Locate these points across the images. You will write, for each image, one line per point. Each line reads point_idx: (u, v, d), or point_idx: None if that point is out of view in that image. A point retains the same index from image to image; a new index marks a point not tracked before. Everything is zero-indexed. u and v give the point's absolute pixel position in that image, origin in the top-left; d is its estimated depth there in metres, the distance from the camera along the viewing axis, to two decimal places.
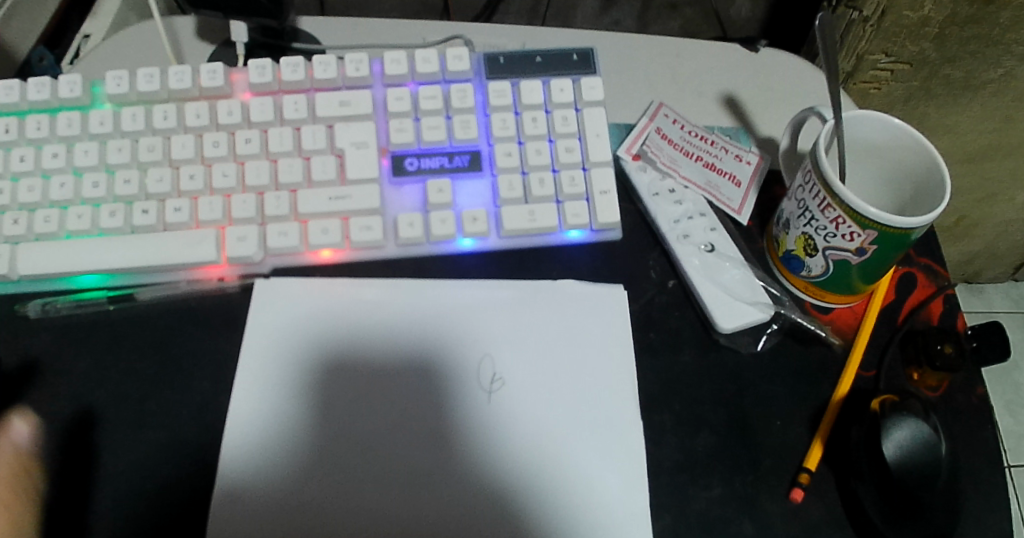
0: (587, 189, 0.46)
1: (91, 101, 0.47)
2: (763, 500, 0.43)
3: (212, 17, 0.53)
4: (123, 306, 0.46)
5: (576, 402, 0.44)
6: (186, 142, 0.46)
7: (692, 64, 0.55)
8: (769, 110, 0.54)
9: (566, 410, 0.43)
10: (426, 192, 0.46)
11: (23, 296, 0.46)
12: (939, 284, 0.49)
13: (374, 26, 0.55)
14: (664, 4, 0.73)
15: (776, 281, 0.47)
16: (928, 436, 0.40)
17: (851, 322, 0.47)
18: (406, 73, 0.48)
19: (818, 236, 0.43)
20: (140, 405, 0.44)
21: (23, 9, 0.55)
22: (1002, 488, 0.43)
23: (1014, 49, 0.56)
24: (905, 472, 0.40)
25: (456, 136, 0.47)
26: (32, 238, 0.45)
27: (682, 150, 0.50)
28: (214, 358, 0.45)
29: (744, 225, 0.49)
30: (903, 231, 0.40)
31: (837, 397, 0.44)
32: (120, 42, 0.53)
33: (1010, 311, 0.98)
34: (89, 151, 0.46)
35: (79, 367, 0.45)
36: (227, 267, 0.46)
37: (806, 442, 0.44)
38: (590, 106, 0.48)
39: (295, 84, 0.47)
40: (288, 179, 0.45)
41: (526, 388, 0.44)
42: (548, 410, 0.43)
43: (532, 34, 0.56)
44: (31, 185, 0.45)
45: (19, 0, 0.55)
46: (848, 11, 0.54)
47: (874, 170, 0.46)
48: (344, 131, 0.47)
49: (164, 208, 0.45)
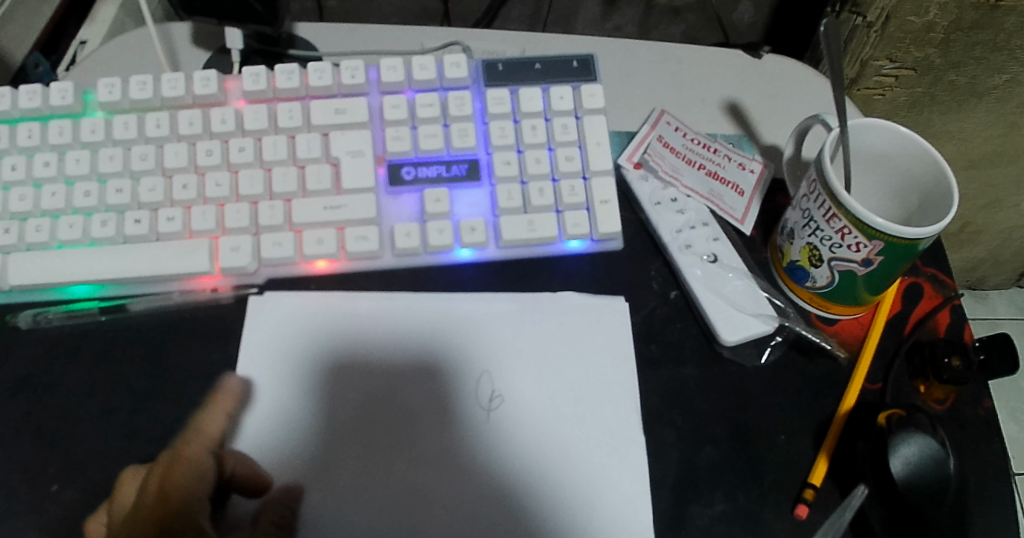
0: (588, 198, 0.46)
1: (83, 109, 0.47)
2: (767, 517, 0.42)
3: (207, 24, 0.52)
4: (115, 317, 0.45)
5: (582, 417, 0.43)
6: (179, 150, 0.45)
7: (694, 71, 0.54)
8: (772, 117, 0.53)
9: (568, 428, 0.43)
10: (423, 201, 0.45)
11: (14, 306, 0.45)
12: (946, 294, 0.48)
13: (371, 33, 0.55)
14: (666, 11, 0.72)
15: (780, 292, 0.46)
16: (936, 452, 0.39)
17: (857, 333, 0.46)
18: (403, 81, 0.47)
19: (823, 247, 0.42)
20: (131, 418, 0.43)
21: (19, 15, 0.55)
22: (1012, 504, 0.42)
23: (1019, 56, 0.55)
24: (911, 489, 0.39)
25: (454, 144, 0.46)
26: (23, 248, 0.44)
27: (684, 158, 0.49)
28: (207, 370, 0.44)
29: (747, 234, 0.48)
30: (911, 242, 0.39)
31: (842, 411, 0.43)
32: (115, 49, 0.53)
33: (1015, 318, 0.97)
34: (80, 159, 0.45)
35: (70, 379, 0.44)
36: (221, 278, 0.45)
37: (811, 457, 0.43)
38: (590, 114, 0.47)
39: (290, 92, 0.46)
40: (283, 188, 0.45)
41: (528, 401, 0.43)
42: (551, 422, 0.43)
43: (531, 41, 0.55)
44: (22, 194, 0.44)
45: (16, 6, 0.54)
46: (852, 17, 0.53)
47: (880, 179, 0.46)
48: (340, 139, 0.46)
49: (157, 217, 0.45)
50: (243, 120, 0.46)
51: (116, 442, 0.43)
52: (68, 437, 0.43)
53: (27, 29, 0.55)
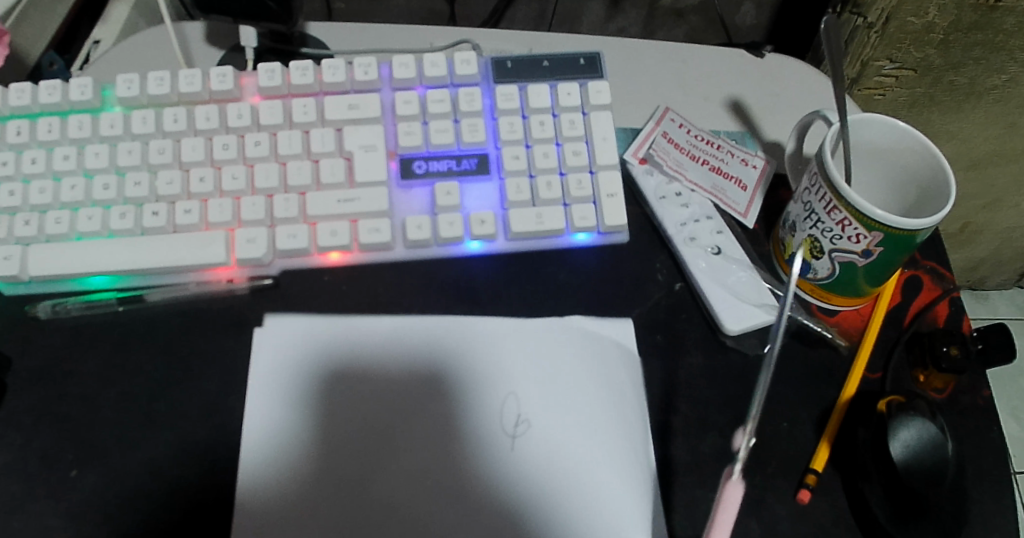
0: (595, 192, 0.47)
1: (102, 104, 0.48)
2: (770, 501, 0.43)
3: (221, 22, 0.53)
4: (132, 307, 0.47)
5: (605, 437, 0.43)
6: (196, 145, 0.46)
7: (698, 68, 0.55)
8: (774, 114, 0.54)
9: (590, 453, 0.43)
10: (434, 194, 0.46)
11: (34, 296, 0.46)
12: (945, 287, 0.49)
13: (382, 32, 0.56)
14: (669, 12, 0.73)
15: (783, 284, 0.47)
16: (935, 435, 0.40)
17: (857, 324, 0.47)
18: (414, 77, 0.48)
19: (824, 239, 0.43)
20: (149, 405, 0.44)
21: (34, 15, 0.56)
22: (1009, 489, 0.43)
23: (1018, 56, 0.57)
24: (911, 472, 0.40)
25: (464, 139, 0.47)
26: (43, 239, 0.45)
27: (688, 154, 0.50)
28: (223, 358, 0.46)
29: (750, 228, 0.49)
30: (909, 233, 0.40)
31: (843, 399, 0.44)
32: (132, 48, 0.54)
33: (1015, 318, 0.98)
34: (99, 153, 0.46)
35: (89, 367, 0.45)
36: (236, 269, 0.46)
37: (812, 443, 0.44)
38: (597, 110, 0.48)
39: (304, 88, 0.48)
40: (298, 182, 0.46)
41: (549, 420, 0.43)
42: (566, 441, 0.43)
43: (538, 40, 0.56)
44: (42, 187, 0.45)
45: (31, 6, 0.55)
46: (853, 18, 0.54)
47: (880, 173, 0.47)
48: (353, 134, 0.47)
49: (174, 209, 0.46)
50: (258, 115, 0.47)
51: (135, 428, 0.44)
52: (88, 423, 0.44)
53: (44, 27, 0.57)
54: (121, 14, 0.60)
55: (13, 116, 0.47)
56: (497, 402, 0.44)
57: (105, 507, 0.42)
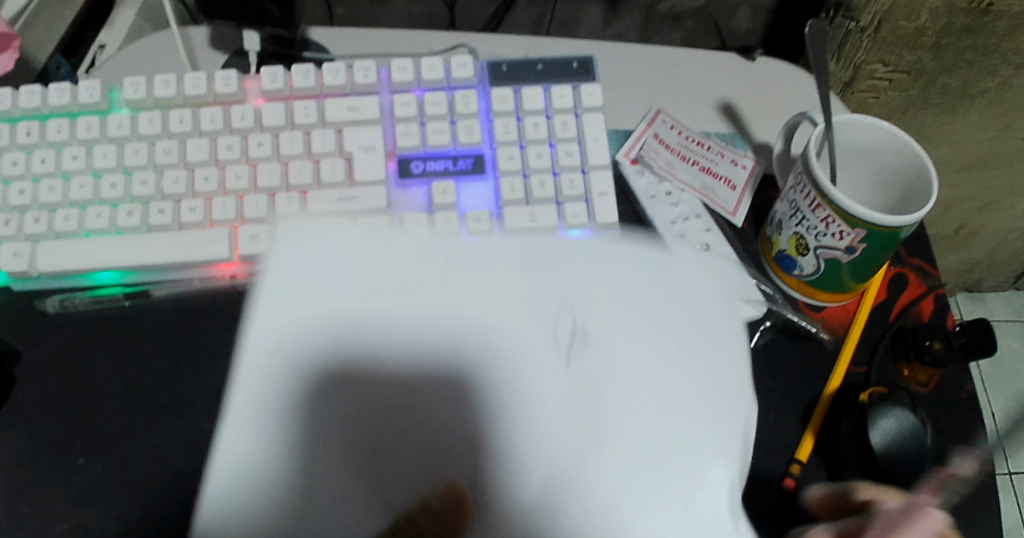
0: (587, 191, 0.48)
1: (110, 106, 0.49)
2: (757, 491, 0.44)
3: (225, 27, 0.55)
4: (138, 302, 0.48)
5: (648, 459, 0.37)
6: (200, 145, 0.48)
7: (690, 71, 0.57)
8: (763, 116, 0.55)
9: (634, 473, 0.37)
10: (431, 193, 0.48)
11: (43, 292, 0.48)
12: (929, 283, 0.50)
13: (382, 37, 0.57)
14: (665, 17, 0.75)
15: (769, 280, 0.49)
16: (915, 426, 0.43)
17: (842, 319, 0.48)
18: (413, 80, 0.50)
19: (809, 236, 0.45)
20: (153, 397, 0.46)
21: (41, 20, 0.57)
22: (990, 480, 0.44)
23: (1011, 57, 0.57)
24: (892, 461, 0.42)
25: (460, 140, 0.48)
26: (52, 236, 0.47)
27: (679, 154, 0.52)
28: (226, 352, 0.47)
29: (738, 226, 0.51)
30: (892, 229, 0.42)
31: (827, 392, 0.46)
32: (139, 52, 0.56)
33: (1011, 319, 0.99)
34: (107, 153, 0.48)
35: (96, 359, 0.47)
36: (239, 265, 0.48)
37: (798, 435, 0.45)
38: (590, 112, 0.50)
39: (306, 90, 0.49)
40: (299, 181, 0.47)
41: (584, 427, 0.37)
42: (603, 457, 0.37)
43: (533, 44, 0.58)
44: (52, 185, 0.47)
45: (39, 12, 0.57)
46: (846, 22, 0.55)
47: (865, 174, 0.48)
48: (353, 135, 0.48)
49: (179, 208, 0.47)
50: (261, 117, 0.49)
51: (139, 418, 0.45)
52: (94, 413, 0.45)
53: (53, 32, 0.58)
54: (126, 18, 0.62)
55: (25, 117, 0.49)
56: (524, 412, 0.38)
57: (110, 494, 0.44)
